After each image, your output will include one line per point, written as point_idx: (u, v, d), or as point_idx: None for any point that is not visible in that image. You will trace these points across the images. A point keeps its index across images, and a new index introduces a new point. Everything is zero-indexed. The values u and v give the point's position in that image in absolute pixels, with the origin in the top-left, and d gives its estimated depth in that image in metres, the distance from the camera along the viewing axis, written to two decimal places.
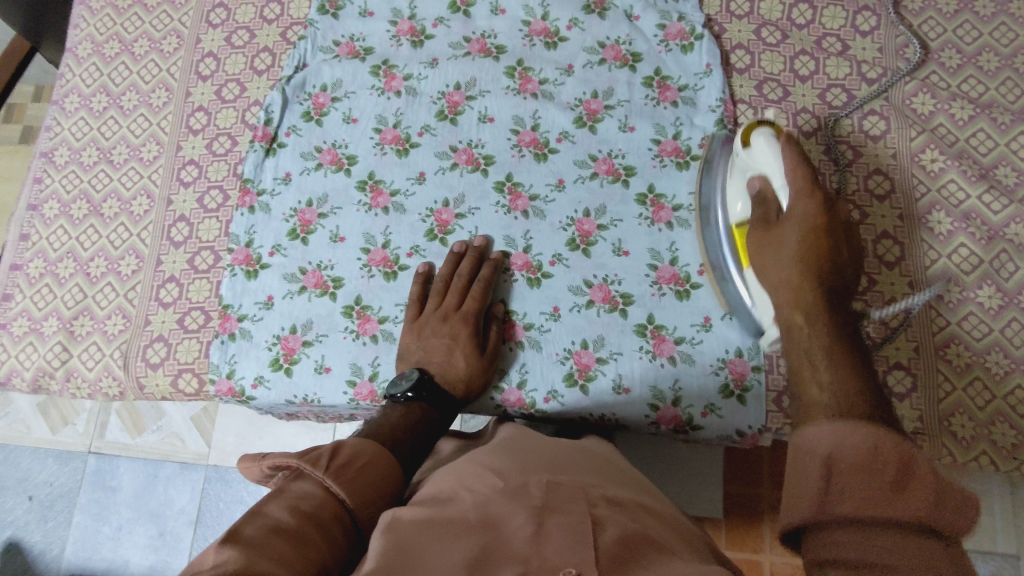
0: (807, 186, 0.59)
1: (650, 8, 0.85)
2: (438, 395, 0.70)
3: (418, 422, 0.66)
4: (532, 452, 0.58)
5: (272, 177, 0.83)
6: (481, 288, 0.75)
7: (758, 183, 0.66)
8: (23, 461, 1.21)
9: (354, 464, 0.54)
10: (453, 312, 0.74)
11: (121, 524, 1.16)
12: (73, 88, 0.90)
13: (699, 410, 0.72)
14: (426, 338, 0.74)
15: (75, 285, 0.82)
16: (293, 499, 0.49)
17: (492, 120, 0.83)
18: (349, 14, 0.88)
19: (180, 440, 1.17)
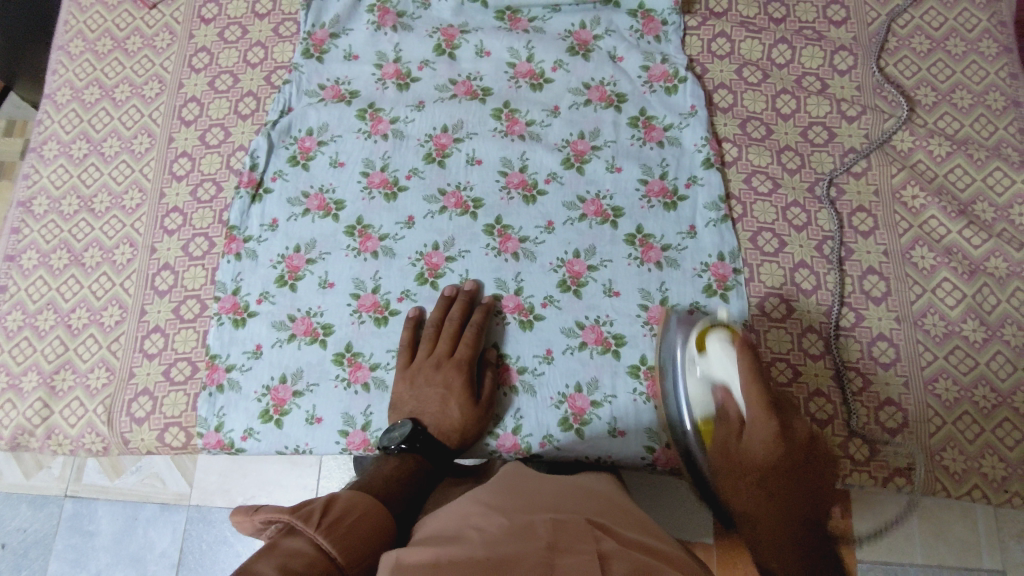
0: (764, 408, 0.63)
1: (633, 49, 0.86)
2: (432, 446, 0.71)
3: (412, 474, 0.66)
4: (532, 491, 0.57)
5: (259, 223, 0.82)
6: (474, 334, 0.75)
7: (721, 391, 0.69)
8: None
9: (345, 521, 0.52)
10: (446, 360, 0.74)
11: (100, 569, 1.12)
12: (52, 135, 0.88)
13: None
14: (420, 386, 0.73)
15: (56, 338, 0.80)
16: (286, 556, 0.46)
17: (480, 162, 0.83)
18: (334, 58, 0.88)
19: (160, 481, 1.14)
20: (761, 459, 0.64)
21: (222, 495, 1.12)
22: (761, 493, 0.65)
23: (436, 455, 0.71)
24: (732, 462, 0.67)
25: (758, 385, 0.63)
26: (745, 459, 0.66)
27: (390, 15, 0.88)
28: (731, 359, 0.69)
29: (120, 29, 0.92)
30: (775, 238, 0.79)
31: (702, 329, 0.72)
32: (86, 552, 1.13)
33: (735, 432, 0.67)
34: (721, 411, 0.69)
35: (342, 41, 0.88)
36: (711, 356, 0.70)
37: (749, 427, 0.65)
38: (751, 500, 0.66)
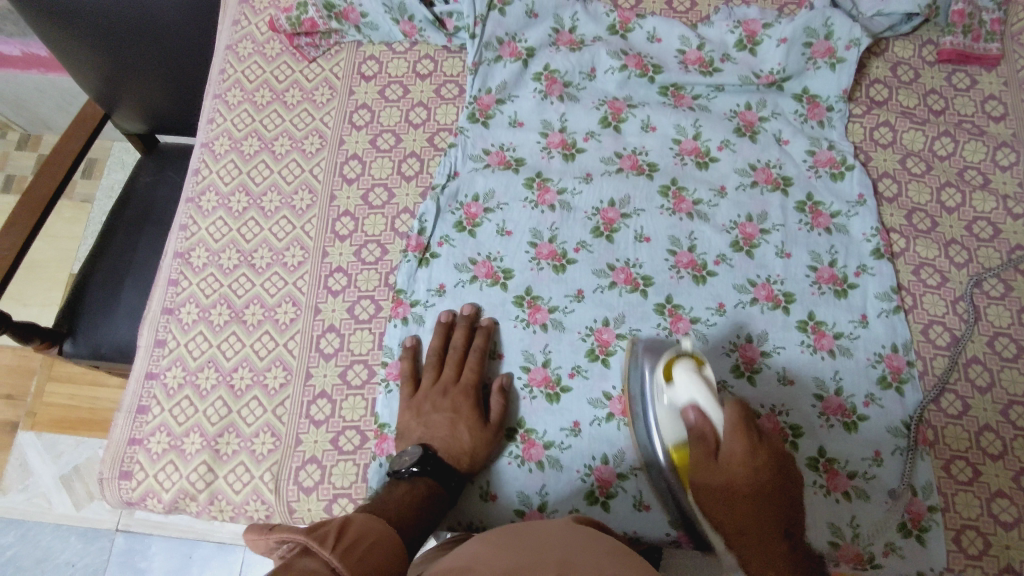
0: (740, 424, 0.62)
1: (799, 133, 0.87)
2: (444, 470, 0.71)
3: (423, 500, 0.66)
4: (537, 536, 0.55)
5: (426, 288, 0.82)
6: (478, 359, 0.77)
7: (692, 414, 0.64)
8: (76, 546, 1.51)
9: (360, 545, 0.52)
10: (452, 386, 0.76)
11: None
12: (209, 185, 0.87)
13: None
14: (427, 414, 0.74)
15: (218, 397, 0.78)
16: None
17: (648, 239, 0.83)
18: (499, 123, 0.88)
19: (216, 523, 1.49)
20: (739, 463, 0.62)
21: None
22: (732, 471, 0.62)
23: (449, 478, 0.71)
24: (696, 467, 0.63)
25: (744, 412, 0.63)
26: (708, 467, 0.63)
27: (557, 84, 0.89)
28: (704, 386, 0.64)
29: (279, 81, 0.92)
30: (946, 331, 0.79)
31: (668, 360, 0.69)
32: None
33: (711, 452, 0.63)
34: (698, 433, 0.64)
35: (508, 107, 0.88)
36: (677, 386, 0.66)
37: (723, 442, 0.63)
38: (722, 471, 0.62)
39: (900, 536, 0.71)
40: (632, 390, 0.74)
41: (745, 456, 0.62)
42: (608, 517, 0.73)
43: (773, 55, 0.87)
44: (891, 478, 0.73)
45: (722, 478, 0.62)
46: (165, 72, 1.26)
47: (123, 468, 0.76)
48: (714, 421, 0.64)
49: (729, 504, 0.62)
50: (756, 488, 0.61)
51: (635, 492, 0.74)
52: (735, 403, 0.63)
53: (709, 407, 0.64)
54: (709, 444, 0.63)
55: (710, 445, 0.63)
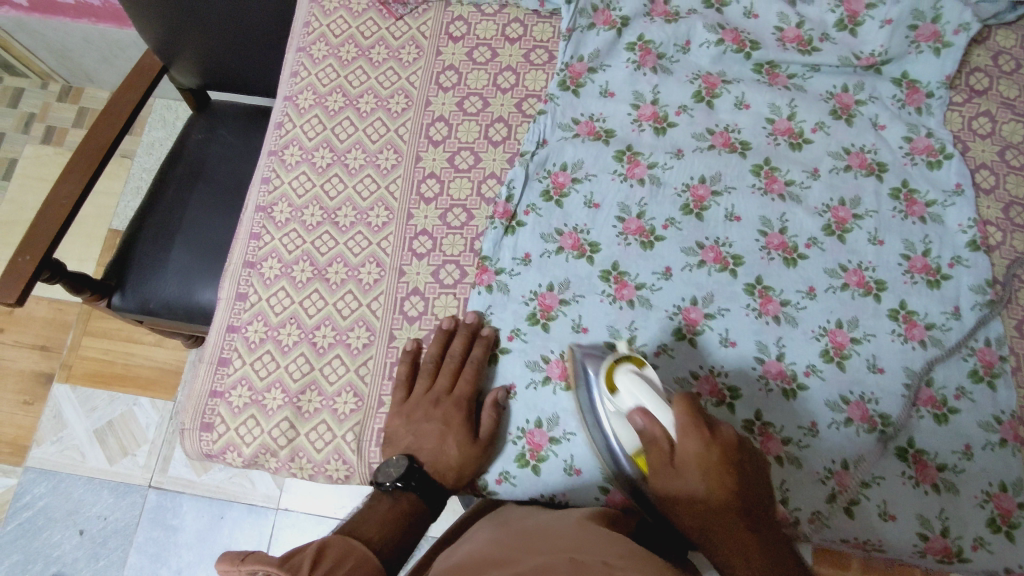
0: (691, 422, 0.60)
1: (896, 119, 0.85)
2: (427, 485, 0.69)
3: (404, 517, 0.65)
4: (537, 535, 0.61)
5: (512, 257, 0.80)
6: (474, 371, 0.74)
7: (639, 419, 0.63)
8: (109, 500, 1.51)
9: (334, 571, 0.52)
10: (445, 397, 0.73)
11: (180, 565, 1.45)
12: (294, 140, 0.86)
13: (807, 515, 0.72)
14: (418, 423, 0.72)
15: (300, 355, 0.77)
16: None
17: (739, 218, 0.82)
18: (590, 93, 0.86)
19: (248, 483, 1.49)
20: (687, 414, 0.61)
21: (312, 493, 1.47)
22: (699, 451, 0.59)
23: (431, 494, 0.69)
24: (659, 472, 0.61)
25: (711, 437, 0.60)
26: (672, 473, 0.60)
27: (651, 56, 0.87)
28: (648, 393, 0.64)
29: (365, 37, 0.90)
30: None
31: (609, 366, 0.69)
32: (166, 549, 1.46)
33: (667, 456, 0.61)
34: (650, 437, 0.62)
35: (599, 77, 0.87)
36: (624, 392, 0.66)
37: (674, 435, 0.61)
38: (691, 485, 0.59)
39: (989, 531, 0.70)
40: (584, 404, 0.71)
41: (702, 451, 0.59)
42: None
43: (875, 37, 0.85)
44: (981, 472, 0.72)
45: (698, 474, 0.59)
46: (229, 28, 1.24)
47: (204, 420, 0.75)
48: (660, 417, 0.63)
49: (706, 445, 0.60)
50: (722, 492, 0.58)
51: None
52: (683, 401, 0.62)
53: (655, 405, 0.63)
54: (663, 447, 0.61)
55: (663, 450, 0.61)
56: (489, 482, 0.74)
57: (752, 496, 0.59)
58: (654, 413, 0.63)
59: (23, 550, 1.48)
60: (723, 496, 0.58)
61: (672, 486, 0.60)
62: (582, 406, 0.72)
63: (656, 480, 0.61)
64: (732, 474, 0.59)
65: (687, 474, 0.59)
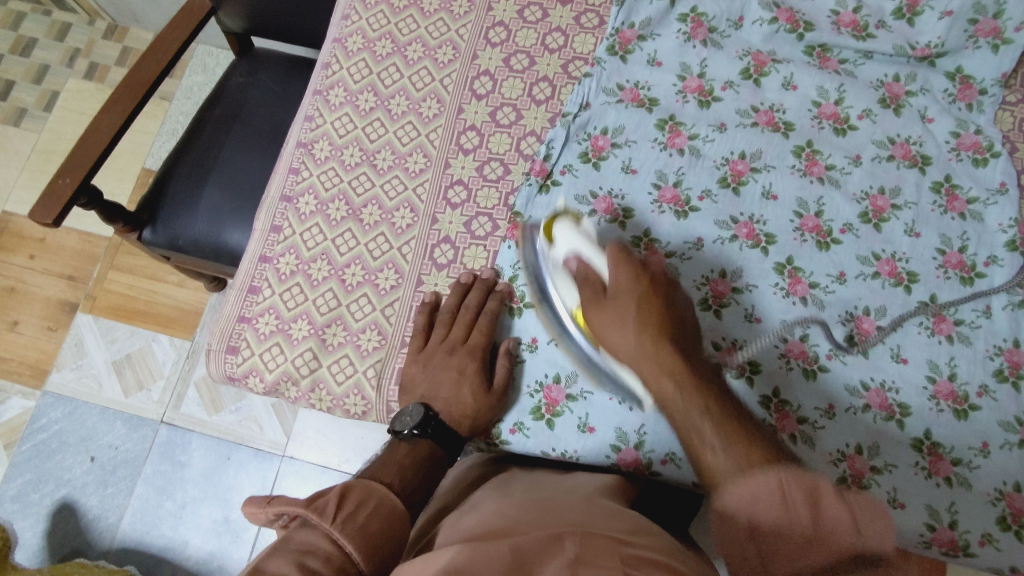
0: (616, 255, 0.66)
1: (945, 113, 0.84)
2: (445, 432, 0.69)
3: (423, 462, 0.65)
4: (546, 508, 0.59)
5: (545, 215, 0.80)
6: (489, 323, 0.74)
7: (575, 263, 0.69)
8: (122, 429, 1.54)
9: (361, 513, 0.54)
10: (459, 346, 0.73)
11: (185, 500, 1.48)
12: (339, 81, 0.86)
13: None
14: (434, 371, 0.72)
15: (329, 290, 0.78)
16: (302, 551, 0.49)
17: (776, 197, 0.81)
18: (637, 60, 0.86)
19: (257, 427, 1.53)
20: (625, 287, 0.64)
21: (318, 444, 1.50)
22: (631, 320, 0.62)
23: (449, 441, 0.69)
24: (603, 325, 0.64)
25: (652, 311, 0.62)
26: (619, 323, 0.62)
27: (702, 28, 0.86)
28: (578, 233, 0.70)
29: None
30: None
31: (547, 223, 0.74)
32: (173, 482, 1.50)
33: (600, 292, 0.66)
34: (582, 278, 0.67)
35: (648, 45, 0.86)
36: (560, 241, 0.70)
37: (611, 272, 0.65)
38: (629, 338, 0.61)
39: (997, 529, 0.70)
40: (551, 326, 0.74)
41: (630, 280, 0.64)
42: None
43: (933, 28, 0.84)
44: (996, 470, 0.72)
45: (633, 333, 0.61)
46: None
47: (230, 343, 0.77)
48: (596, 266, 0.67)
49: (635, 335, 0.61)
50: (664, 368, 0.59)
51: None
52: (614, 249, 0.66)
53: (591, 253, 0.68)
54: (597, 283, 0.66)
55: (598, 284, 0.66)
56: (502, 432, 0.74)
57: (697, 363, 0.60)
58: (602, 286, 0.66)
59: (36, 470, 1.52)
60: (660, 359, 0.59)
61: (604, 331, 0.64)
62: (549, 320, 0.74)
63: (606, 342, 0.64)
64: (672, 343, 0.60)
65: (630, 334, 0.61)
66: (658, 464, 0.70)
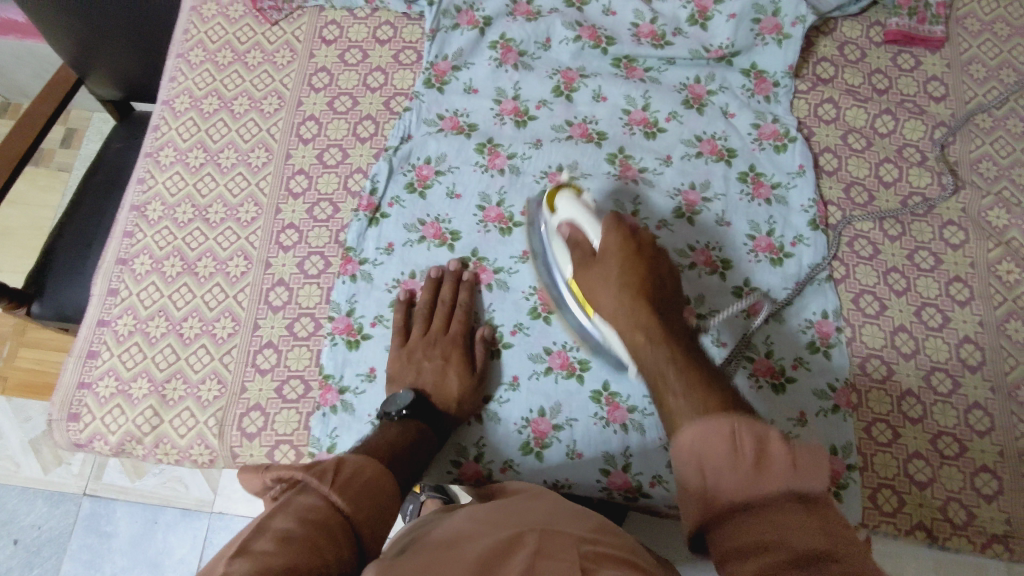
0: (617, 242, 0.65)
1: (745, 107, 0.89)
2: (429, 414, 0.73)
3: (418, 439, 0.68)
4: (521, 512, 0.54)
5: (375, 247, 0.84)
6: (466, 313, 0.80)
7: (566, 228, 0.72)
8: (37, 512, 1.43)
9: (357, 477, 0.48)
10: (441, 337, 0.79)
11: (115, 571, 1.36)
12: (168, 141, 0.89)
13: (648, 479, 0.75)
14: (418, 361, 0.77)
15: (167, 346, 0.80)
16: (300, 511, 0.44)
17: (594, 203, 0.86)
18: (454, 89, 0.90)
19: (181, 487, 1.38)
20: (613, 253, 0.65)
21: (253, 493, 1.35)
22: (615, 295, 0.62)
23: (435, 424, 0.74)
24: (591, 282, 0.66)
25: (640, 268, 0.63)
26: (603, 278, 0.65)
27: (512, 53, 0.91)
28: (578, 208, 0.71)
29: (241, 43, 0.94)
30: (876, 300, 0.82)
31: (550, 194, 0.77)
32: (99, 556, 1.38)
33: (588, 255, 0.68)
34: (574, 242, 0.70)
35: (463, 74, 0.91)
36: (559, 210, 0.73)
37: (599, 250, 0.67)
38: (610, 307, 0.63)
39: None
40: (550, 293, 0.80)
41: (617, 248, 0.65)
42: (541, 467, 0.76)
43: (722, 30, 0.90)
44: (814, 437, 0.76)
45: (613, 286, 0.63)
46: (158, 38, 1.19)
47: (71, 411, 0.78)
48: (588, 235, 0.69)
49: (616, 291, 0.63)
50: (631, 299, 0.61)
51: (570, 442, 0.76)
52: (611, 217, 0.67)
53: (580, 220, 0.70)
54: (586, 248, 0.68)
55: (587, 249, 0.68)
56: None
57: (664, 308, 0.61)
58: (590, 249, 0.68)
59: None
60: (633, 314, 0.60)
61: (587, 281, 0.67)
62: (541, 272, 0.81)
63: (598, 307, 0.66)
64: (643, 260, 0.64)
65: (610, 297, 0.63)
66: (498, 472, 0.76)
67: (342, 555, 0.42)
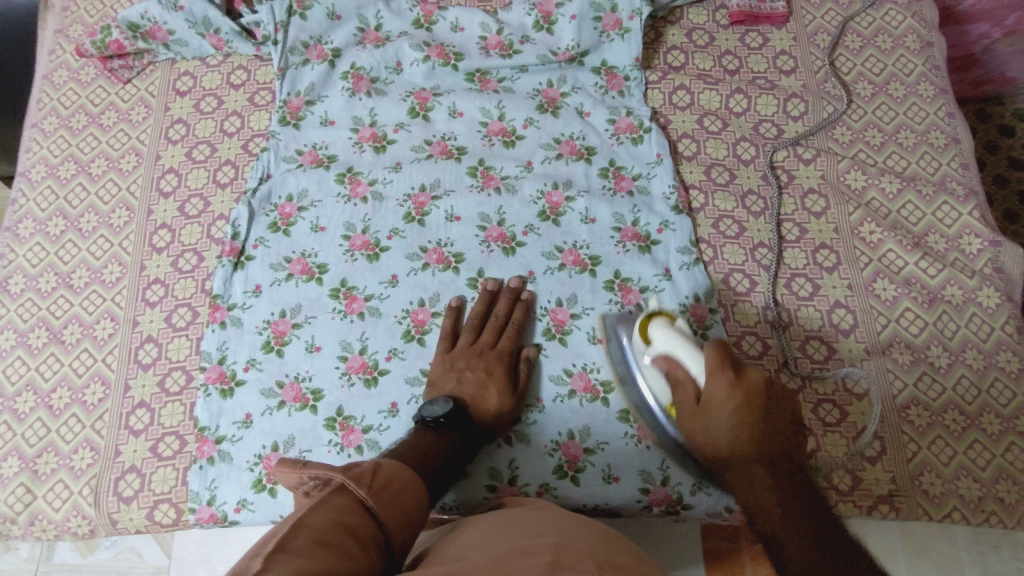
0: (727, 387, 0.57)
1: (599, 104, 0.90)
2: (465, 424, 0.71)
3: (446, 449, 0.66)
4: (534, 520, 0.55)
5: (242, 290, 0.82)
6: (516, 330, 0.78)
7: (662, 362, 0.65)
8: None
9: (391, 487, 0.52)
10: (488, 349, 0.77)
11: None
12: (27, 213, 0.89)
13: (535, 489, 0.75)
14: (460, 369, 0.75)
15: (37, 420, 0.78)
16: (336, 511, 0.48)
17: (458, 218, 0.85)
18: (310, 124, 0.90)
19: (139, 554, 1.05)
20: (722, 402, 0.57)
21: (204, 564, 1.00)
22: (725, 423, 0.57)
23: (469, 432, 0.71)
24: (698, 418, 0.60)
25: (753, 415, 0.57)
26: (710, 419, 0.58)
27: (363, 81, 0.92)
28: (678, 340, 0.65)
29: (95, 105, 0.94)
30: (746, 278, 0.82)
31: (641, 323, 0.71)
32: None
33: (694, 396, 0.61)
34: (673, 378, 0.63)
35: (317, 108, 0.91)
36: (654, 341, 0.68)
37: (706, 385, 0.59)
38: (725, 424, 0.57)
39: None
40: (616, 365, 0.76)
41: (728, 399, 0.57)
42: None
43: (567, 32, 0.91)
44: None
45: (728, 425, 0.57)
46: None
47: None
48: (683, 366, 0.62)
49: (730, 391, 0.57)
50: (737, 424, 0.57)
51: None
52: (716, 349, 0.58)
53: (684, 359, 0.63)
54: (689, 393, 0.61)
55: (690, 391, 0.61)
56: (229, 512, 0.74)
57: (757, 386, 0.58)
58: (693, 391, 0.61)
59: None
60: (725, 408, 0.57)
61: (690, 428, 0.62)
62: (615, 357, 0.77)
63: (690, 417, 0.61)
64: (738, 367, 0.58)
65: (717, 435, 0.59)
66: None
67: (374, 557, 0.47)
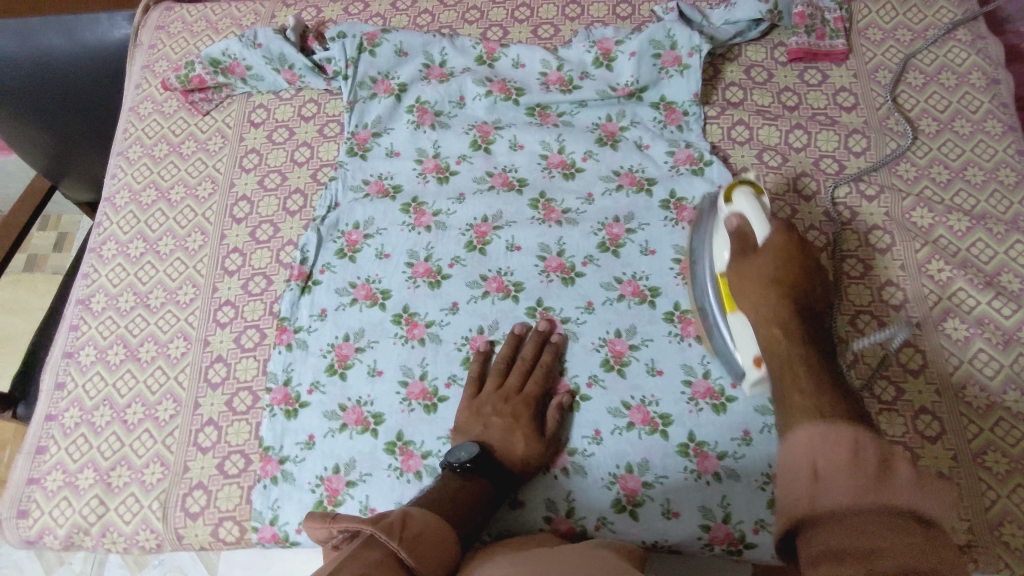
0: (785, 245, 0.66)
1: (658, 138, 0.91)
2: (495, 470, 0.71)
3: (477, 493, 0.66)
4: (554, 561, 0.53)
5: (308, 314, 0.85)
6: (544, 373, 0.78)
7: (736, 221, 0.71)
8: None
9: (420, 534, 0.52)
10: (514, 394, 0.77)
11: None
12: (109, 236, 0.94)
13: (592, 522, 0.74)
14: (486, 415, 0.75)
15: (112, 433, 0.82)
16: (372, 565, 0.47)
17: (519, 247, 0.87)
18: (376, 155, 0.94)
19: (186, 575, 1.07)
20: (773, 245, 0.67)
21: None
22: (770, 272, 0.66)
23: (498, 478, 0.71)
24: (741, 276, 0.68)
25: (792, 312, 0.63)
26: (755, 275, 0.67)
27: (428, 114, 0.95)
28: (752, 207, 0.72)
29: (176, 135, 0.99)
30: None
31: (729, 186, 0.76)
32: None
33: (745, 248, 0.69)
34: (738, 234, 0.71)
35: (384, 139, 0.94)
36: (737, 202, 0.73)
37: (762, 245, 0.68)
38: (767, 299, 0.65)
39: (769, 512, 0.73)
40: (700, 304, 0.79)
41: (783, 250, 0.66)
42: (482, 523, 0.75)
43: (626, 68, 0.93)
44: (759, 458, 0.75)
45: (767, 283, 0.65)
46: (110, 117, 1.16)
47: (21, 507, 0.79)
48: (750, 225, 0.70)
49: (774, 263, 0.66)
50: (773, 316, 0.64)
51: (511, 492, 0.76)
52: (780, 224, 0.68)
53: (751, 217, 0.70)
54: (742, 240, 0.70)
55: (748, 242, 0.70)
56: (291, 533, 0.76)
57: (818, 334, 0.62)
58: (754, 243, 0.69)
59: None
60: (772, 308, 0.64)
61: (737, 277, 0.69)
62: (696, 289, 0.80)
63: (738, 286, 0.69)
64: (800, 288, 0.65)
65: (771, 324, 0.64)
66: None
67: None
